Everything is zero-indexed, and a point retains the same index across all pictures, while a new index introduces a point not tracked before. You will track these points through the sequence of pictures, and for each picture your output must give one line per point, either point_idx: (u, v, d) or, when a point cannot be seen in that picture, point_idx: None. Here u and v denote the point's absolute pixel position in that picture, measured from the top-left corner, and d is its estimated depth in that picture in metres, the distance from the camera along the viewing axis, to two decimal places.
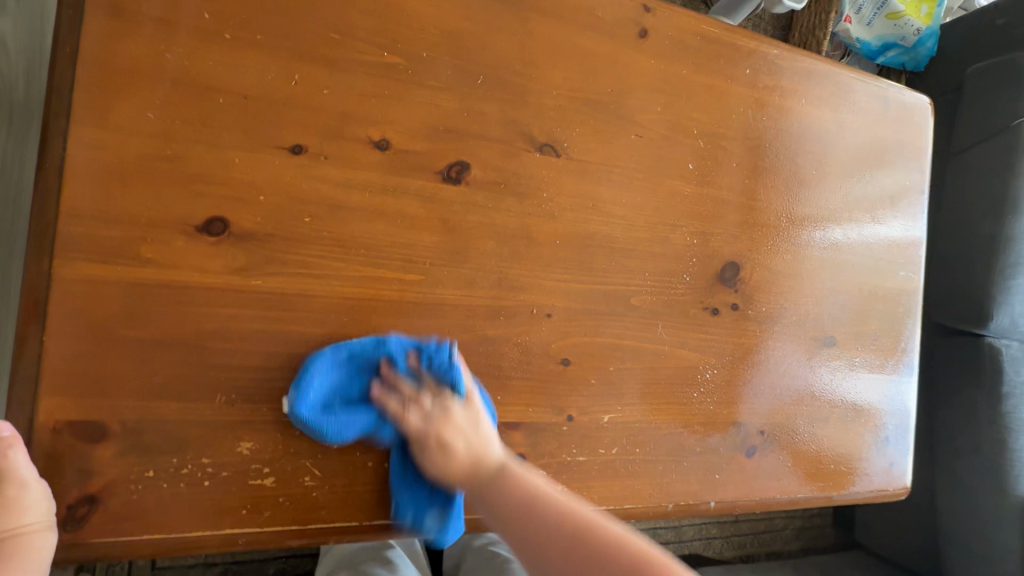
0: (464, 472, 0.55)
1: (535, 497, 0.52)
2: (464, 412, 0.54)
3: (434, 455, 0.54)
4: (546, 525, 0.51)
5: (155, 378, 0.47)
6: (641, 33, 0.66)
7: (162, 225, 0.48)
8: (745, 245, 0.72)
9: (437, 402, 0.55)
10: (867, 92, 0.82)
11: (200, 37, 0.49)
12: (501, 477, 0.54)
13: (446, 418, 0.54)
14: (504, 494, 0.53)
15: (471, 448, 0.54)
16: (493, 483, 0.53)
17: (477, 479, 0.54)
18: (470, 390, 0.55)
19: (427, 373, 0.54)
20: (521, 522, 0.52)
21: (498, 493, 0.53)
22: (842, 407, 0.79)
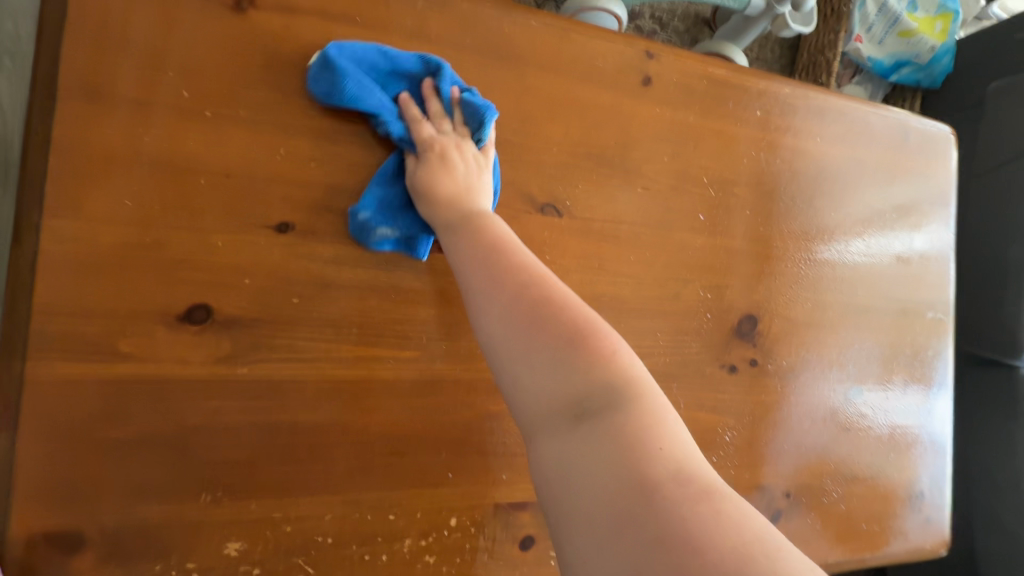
0: (502, 265, 0.47)
1: (550, 299, 0.44)
2: (477, 151, 0.53)
3: (443, 201, 0.51)
4: (558, 312, 0.42)
5: (135, 480, 0.45)
6: (644, 80, 0.63)
7: (142, 316, 0.45)
8: (761, 295, 0.68)
9: (451, 136, 0.53)
10: (886, 126, 0.78)
11: (180, 117, 0.47)
12: (501, 243, 0.49)
13: (457, 141, 0.53)
14: (520, 282, 0.45)
15: (479, 238, 0.49)
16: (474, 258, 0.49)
17: (495, 266, 0.47)
18: (488, 143, 0.54)
19: (461, 109, 0.53)
20: (530, 311, 0.43)
21: (523, 300, 0.44)
22: (872, 460, 0.74)
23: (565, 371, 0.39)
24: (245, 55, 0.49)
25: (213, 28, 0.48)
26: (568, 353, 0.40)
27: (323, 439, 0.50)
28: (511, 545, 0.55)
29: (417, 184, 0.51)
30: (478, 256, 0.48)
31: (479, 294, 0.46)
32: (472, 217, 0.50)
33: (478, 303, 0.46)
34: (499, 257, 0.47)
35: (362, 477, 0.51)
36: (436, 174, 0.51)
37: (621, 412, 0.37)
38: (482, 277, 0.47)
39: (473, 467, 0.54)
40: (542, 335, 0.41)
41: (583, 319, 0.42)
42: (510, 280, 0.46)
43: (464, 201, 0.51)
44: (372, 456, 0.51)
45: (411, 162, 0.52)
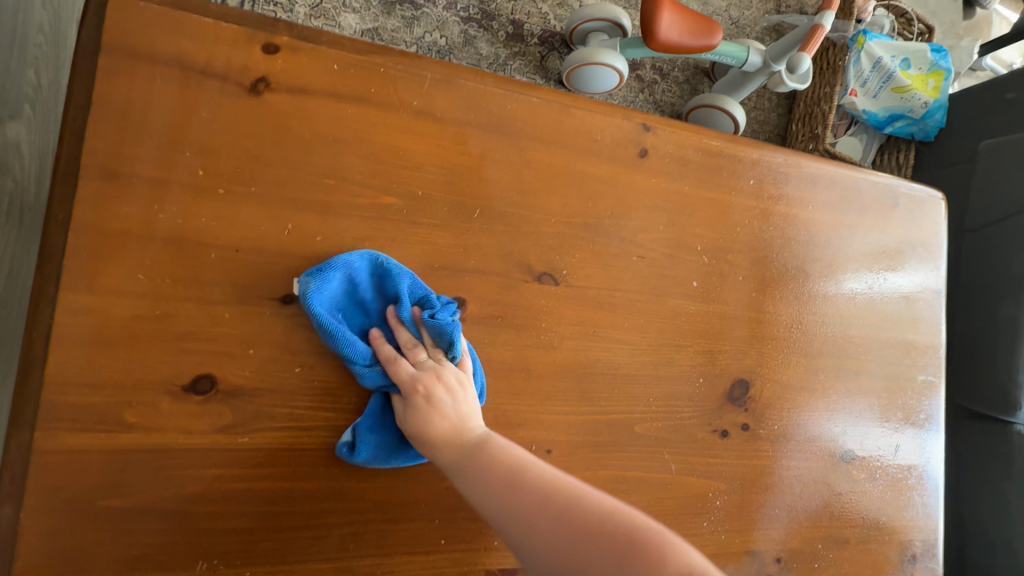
0: (480, 465, 0.48)
1: (510, 472, 0.47)
2: (457, 372, 0.52)
3: (419, 407, 0.50)
4: (516, 484, 0.46)
5: (132, 550, 0.45)
6: (641, 152, 0.66)
7: (149, 387, 0.47)
8: (753, 360, 0.70)
9: (431, 355, 0.52)
10: (877, 193, 0.80)
11: (195, 195, 0.49)
12: (480, 443, 0.49)
13: (437, 377, 0.51)
14: (492, 468, 0.47)
15: (455, 424, 0.50)
16: (470, 457, 0.49)
17: (468, 470, 0.48)
18: (465, 356, 0.53)
19: (427, 329, 0.52)
20: (505, 487, 0.46)
21: (491, 480, 0.47)
22: (864, 525, 0.75)
23: (551, 553, 0.42)
24: (257, 135, 0.51)
25: (229, 110, 0.51)
26: (587, 542, 0.41)
27: (318, 506, 0.51)
28: None
29: (411, 432, 0.50)
30: (459, 462, 0.49)
31: (470, 484, 0.48)
32: (475, 445, 0.49)
33: (462, 485, 0.48)
34: (484, 471, 0.47)
35: (356, 545, 0.51)
36: (427, 415, 0.50)
37: (603, 560, 0.40)
38: (469, 483, 0.48)
39: (465, 534, 0.55)
40: (526, 537, 0.43)
41: (531, 483, 0.46)
42: (484, 467, 0.48)
43: (455, 437, 0.50)
44: (366, 523, 0.52)
45: (398, 403, 0.51)
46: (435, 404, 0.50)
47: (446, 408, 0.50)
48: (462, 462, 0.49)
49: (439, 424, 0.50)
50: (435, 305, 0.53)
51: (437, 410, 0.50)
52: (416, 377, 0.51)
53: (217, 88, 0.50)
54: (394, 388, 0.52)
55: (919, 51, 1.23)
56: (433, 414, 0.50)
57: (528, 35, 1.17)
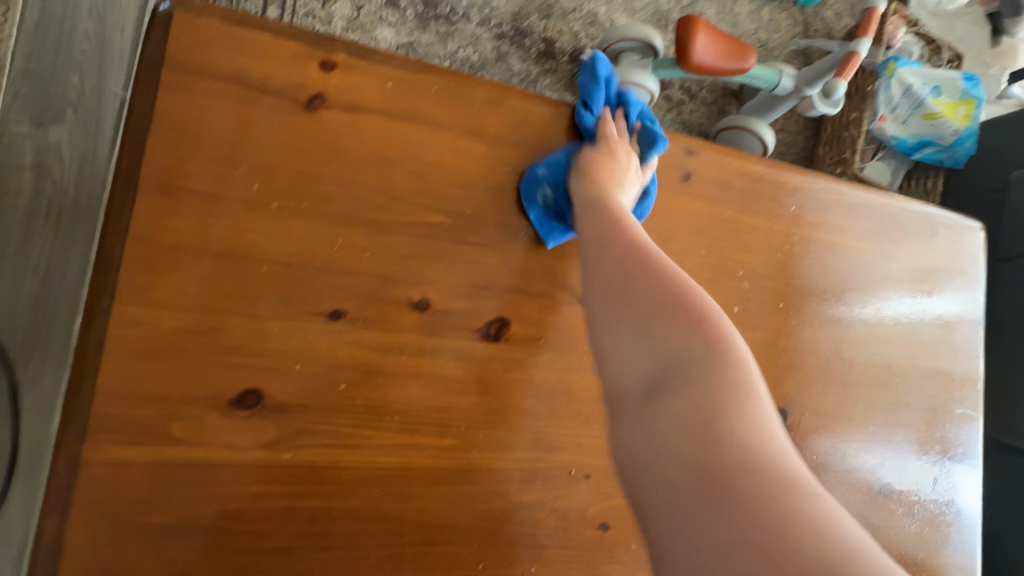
0: (603, 212, 0.52)
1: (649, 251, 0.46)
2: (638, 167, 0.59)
3: (599, 156, 0.58)
4: (651, 283, 0.43)
5: (173, 566, 0.45)
6: (683, 176, 0.66)
7: (196, 400, 0.47)
8: (790, 388, 0.69)
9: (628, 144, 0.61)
10: (916, 222, 0.79)
11: (248, 209, 0.49)
12: (620, 221, 0.51)
13: (625, 151, 0.59)
14: (638, 246, 0.47)
15: (618, 181, 0.56)
16: (603, 206, 0.53)
17: (609, 222, 0.51)
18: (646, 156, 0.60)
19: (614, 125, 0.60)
20: (643, 266, 0.45)
21: (620, 236, 0.48)
22: (901, 561, 0.73)
23: (653, 340, 0.41)
24: (311, 151, 0.51)
25: (285, 125, 0.51)
26: (653, 321, 0.41)
27: (357, 526, 0.50)
28: None
29: (582, 169, 0.58)
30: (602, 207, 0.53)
31: (596, 258, 0.48)
32: (603, 203, 0.53)
33: (587, 229, 0.52)
34: (621, 228, 0.50)
35: (393, 567, 0.51)
36: (599, 164, 0.57)
37: (697, 391, 0.36)
38: (594, 231, 0.51)
39: (502, 560, 0.54)
40: (643, 293, 0.43)
41: (668, 291, 0.42)
42: (623, 240, 0.48)
43: (599, 191, 0.55)
44: (404, 546, 0.51)
45: (586, 154, 0.59)
46: (614, 154, 0.58)
47: (616, 150, 0.58)
48: (588, 208, 0.54)
49: (606, 173, 0.56)
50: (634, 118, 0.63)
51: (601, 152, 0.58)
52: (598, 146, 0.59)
53: (273, 104, 0.51)
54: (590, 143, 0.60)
55: (950, 79, 1.24)
56: (605, 161, 0.57)
57: (559, 52, 1.18)
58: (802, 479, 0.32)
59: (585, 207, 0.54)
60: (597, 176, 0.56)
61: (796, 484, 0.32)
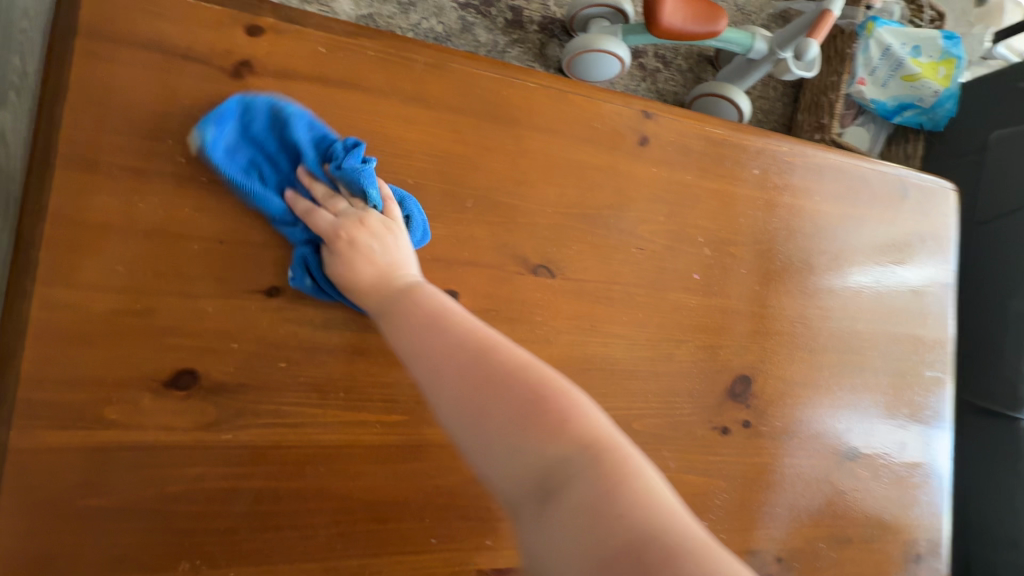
0: (405, 304, 0.45)
1: (449, 329, 0.43)
2: (381, 219, 0.49)
3: (343, 254, 0.47)
4: (511, 385, 0.38)
5: (114, 550, 0.44)
6: (640, 140, 0.63)
7: (129, 383, 0.45)
8: (755, 356, 0.68)
9: (352, 205, 0.49)
10: (886, 184, 0.78)
11: (176, 184, 0.47)
12: (440, 309, 0.45)
13: (362, 223, 0.48)
14: (454, 340, 0.42)
15: (384, 271, 0.48)
16: (397, 300, 0.46)
17: (410, 309, 0.45)
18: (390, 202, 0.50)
19: (342, 183, 0.49)
20: (465, 369, 0.40)
21: (416, 321, 0.44)
22: (868, 524, 0.73)
23: (525, 450, 0.36)
24: None
25: (211, 95, 0.49)
26: (532, 421, 0.36)
27: (304, 506, 0.49)
28: None
29: (341, 280, 0.48)
30: (391, 300, 0.46)
31: (421, 363, 0.42)
32: (401, 295, 0.46)
33: (393, 326, 0.45)
34: (437, 321, 0.44)
35: (343, 545, 0.50)
36: (353, 262, 0.47)
37: (611, 501, 0.33)
38: (410, 320, 0.44)
39: (457, 533, 0.54)
40: (496, 406, 0.37)
41: (533, 391, 0.38)
42: (445, 339, 0.42)
43: (382, 281, 0.47)
44: (355, 523, 0.51)
45: (326, 254, 0.48)
46: (352, 253, 0.47)
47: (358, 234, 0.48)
48: (388, 303, 0.46)
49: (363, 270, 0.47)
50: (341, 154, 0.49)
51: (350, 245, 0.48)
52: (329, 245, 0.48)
53: (198, 73, 0.48)
54: (322, 242, 0.49)
55: (931, 37, 1.20)
56: (351, 261, 0.47)
57: (528, 21, 1.14)
58: (713, 562, 0.31)
59: (375, 307, 0.47)
60: (348, 274, 0.47)
61: None
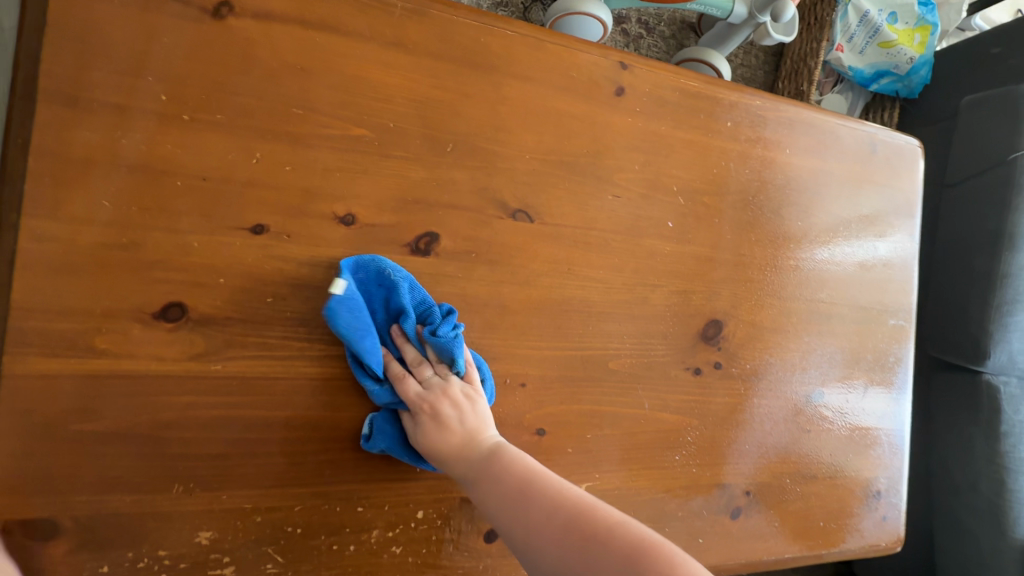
0: (494, 479, 0.51)
1: (538, 488, 0.50)
2: (463, 386, 0.55)
3: (427, 425, 0.53)
4: (613, 543, 0.45)
5: (109, 472, 0.46)
6: (617, 90, 0.65)
7: (118, 314, 0.47)
8: (727, 302, 0.71)
9: (437, 372, 0.55)
10: (855, 139, 0.80)
11: (158, 122, 0.48)
12: (529, 478, 0.51)
13: (443, 394, 0.54)
14: (548, 506, 0.48)
15: (466, 436, 0.53)
16: (487, 465, 0.52)
17: (498, 480, 0.51)
18: (470, 368, 0.55)
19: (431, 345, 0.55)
20: (568, 539, 0.46)
21: (506, 490, 0.50)
22: (831, 463, 0.77)
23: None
24: (220, 61, 0.50)
25: (191, 34, 0.49)
26: None
27: (293, 435, 0.52)
28: (477, 537, 0.57)
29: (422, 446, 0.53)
30: (477, 470, 0.52)
31: (523, 538, 0.48)
32: (486, 457, 0.53)
33: (481, 496, 0.51)
34: (530, 495, 0.50)
35: (331, 471, 0.53)
36: (434, 434, 0.53)
37: None
38: (500, 489, 0.51)
39: None
40: (601, 565, 0.44)
41: (636, 555, 0.44)
42: (542, 512, 0.48)
43: (468, 443, 0.53)
44: (341, 451, 0.53)
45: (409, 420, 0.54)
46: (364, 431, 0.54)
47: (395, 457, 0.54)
48: (478, 467, 0.52)
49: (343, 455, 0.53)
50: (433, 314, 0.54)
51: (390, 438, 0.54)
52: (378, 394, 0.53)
53: (177, 12, 0.49)
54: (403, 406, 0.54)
55: (908, 3, 1.21)
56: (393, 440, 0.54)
57: None
58: None
59: (462, 479, 0.53)
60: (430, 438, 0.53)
61: None
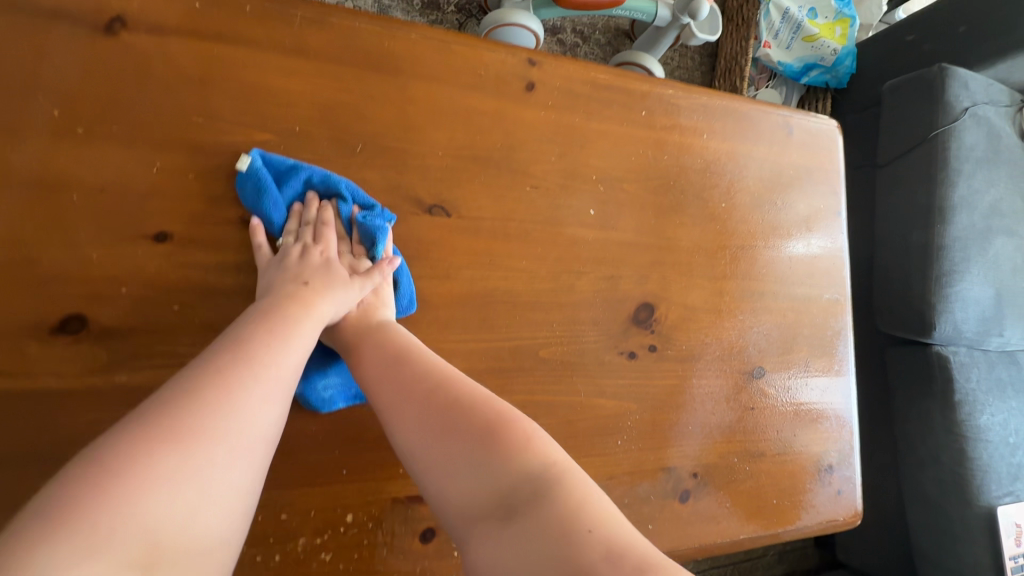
0: (370, 350, 0.53)
1: (409, 359, 0.51)
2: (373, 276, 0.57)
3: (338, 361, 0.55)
4: (470, 412, 0.46)
5: (7, 495, 0.45)
6: (527, 86, 0.67)
7: (13, 331, 0.46)
8: (657, 284, 0.72)
9: (354, 252, 0.59)
10: (770, 121, 0.83)
11: (51, 137, 0.48)
12: (405, 350, 0.52)
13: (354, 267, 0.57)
14: (419, 372, 0.50)
15: (359, 314, 0.56)
16: (370, 336, 0.54)
17: (376, 350, 0.53)
18: (388, 262, 0.57)
19: (358, 227, 0.58)
20: (428, 402, 0.48)
21: (385, 358, 0.52)
22: (779, 439, 0.78)
23: (483, 471, 0.43)
24: (115, 75, 0.51)
25: (83, 51, 0.50)
26: (482, 450, 0.44)
27: None
28: (410, 538, 0.56)
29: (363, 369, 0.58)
30: (362, 342, 0.54)
31: (389, 413, 0.49)
32: (374, 329, 0.55)
33: (359, 368, 0.53)
34: (401, 367, 0.51)
35: None
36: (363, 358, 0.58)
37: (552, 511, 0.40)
38: (375, 364, 0.52)
39: (366, 464, 0.56)
40: (458, 426, 0.45)
41: (488, 421, 0.46)
42: (392, 370, 0.51)
43: (361, 319, 0.56)
44: None
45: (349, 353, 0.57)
46: (289, 266, 0.52)
47: (328, 292, 0.52)
48: (365, 334, 0.54)
49: (285, 284, 0.50)
50: (366, 214, 0.57)
51: (310, 266, 0.53)
52: (284, 250, 0.53)
53: (69, 30, 0.50)
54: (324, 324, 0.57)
55: None
56: (317, 274, 0.53)
57: (444, 3, 1.17)
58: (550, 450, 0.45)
59: (347, 342, 0.55)
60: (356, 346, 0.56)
61: (559, 486, 0.42)
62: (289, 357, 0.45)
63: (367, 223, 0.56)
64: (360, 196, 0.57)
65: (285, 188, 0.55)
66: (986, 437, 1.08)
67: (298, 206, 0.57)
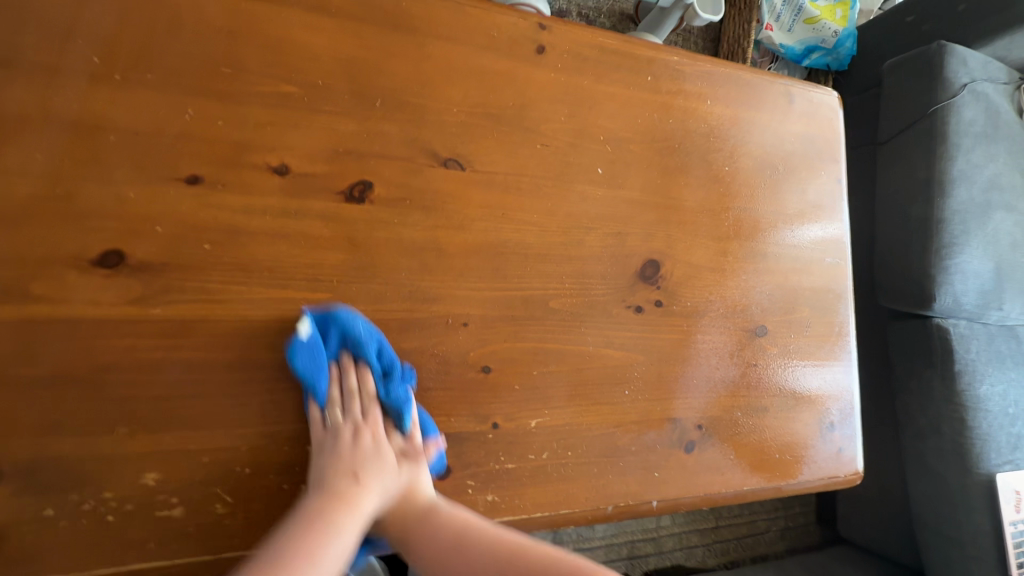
0: (431, 533, 0.56)
1: (469, 543, 0.55)
2: (403, 441, 0.60)
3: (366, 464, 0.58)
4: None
5: (50, 416, 0.48)
6: (538, 48, 0.70)
7: (55, 261, 0.49)
8: (662, 243, 0.74)
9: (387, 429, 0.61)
10: (771, 89, 0.85)
11: (90, 81, 0.51)
12: (465, 531, 0.56)
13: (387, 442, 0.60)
14: (477, 541, 0.55)
15: (402, 498, 0.59)
16: (421, 522, 0.57)
17: (438, 528, 0.56)
18: (414, 428, 0.60)
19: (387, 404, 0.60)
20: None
21: (444, 545, 0.55)
22: (782, 395, 0.80)
23: None
24: (150, 25, 0.53)
25: (120, 2, 0.53)
26: None
27: (235, 376, 0.53)
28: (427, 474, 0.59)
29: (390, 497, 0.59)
30: (413, 527, 0.58)
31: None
32: (425, 514, 0.57)
33: (416, 547, 0.57)
34: (462, 553, 0.55)
35: (276, 411, 0.54)
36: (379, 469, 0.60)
37: None
38: (439, 542, 0.56)
39: None
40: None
41: (544, 568, 0.55)
42: (458, 548, 0.55)
43: (407, 506, 0.58)
44: (286, 391, 0.55)
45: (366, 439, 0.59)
46: (341, 454, 0.56)
47: (375, 481, 0.58)
48: (414, 522, 0.58)
49: (337, 482, 0.55)
50: (393, 384, 0.59)
51: (362, 456, 0.58)
52: (337, 430, 0.57)
53: None
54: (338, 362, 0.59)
55: None
56: (367, 464, 0.58)
57: None
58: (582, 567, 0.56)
59: (397, 531, 0.59)
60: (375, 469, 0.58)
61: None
62: (342, 545, 0.52)
63: (392, 394, 0.59)
64: (387, 365, 0.59)
65: (328, 345, 0.57)
66: (986, 407, 1.10)
67: (335, 369, 0.59)
